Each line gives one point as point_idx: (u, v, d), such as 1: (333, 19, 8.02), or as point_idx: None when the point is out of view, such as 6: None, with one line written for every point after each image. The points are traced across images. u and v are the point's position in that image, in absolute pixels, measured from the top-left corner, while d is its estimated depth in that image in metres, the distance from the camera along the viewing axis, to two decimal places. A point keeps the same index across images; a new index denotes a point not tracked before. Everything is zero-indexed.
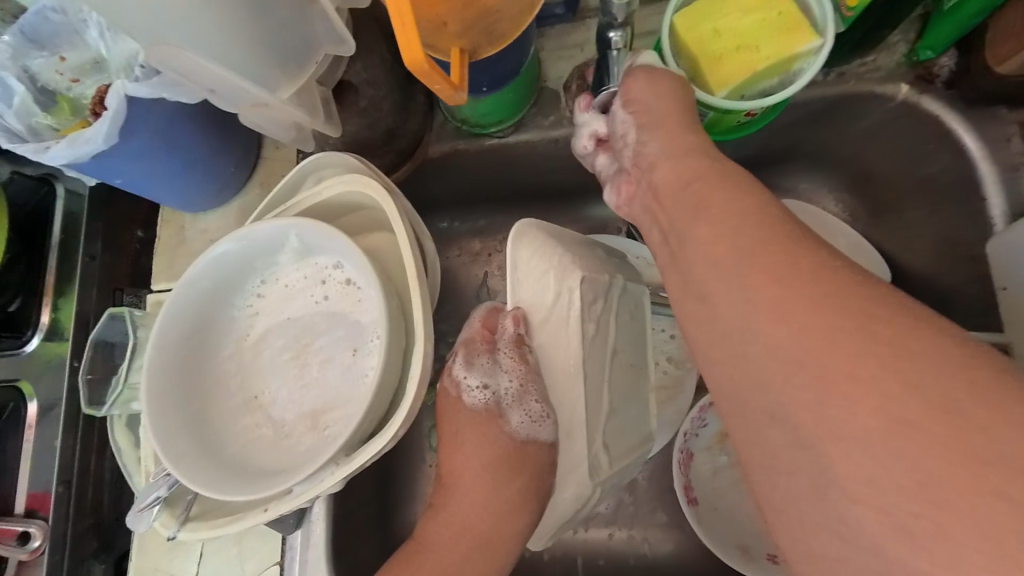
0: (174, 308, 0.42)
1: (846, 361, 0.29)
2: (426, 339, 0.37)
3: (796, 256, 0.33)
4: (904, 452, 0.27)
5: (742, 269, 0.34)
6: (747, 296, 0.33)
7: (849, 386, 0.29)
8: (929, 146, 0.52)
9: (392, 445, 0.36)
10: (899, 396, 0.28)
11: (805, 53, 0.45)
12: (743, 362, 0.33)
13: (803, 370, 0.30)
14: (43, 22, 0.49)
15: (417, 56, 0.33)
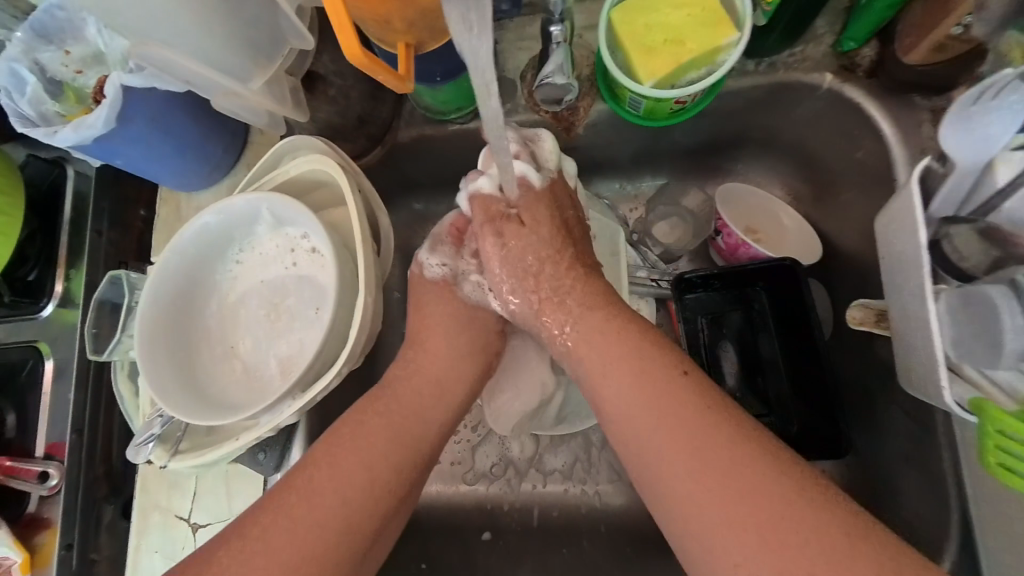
0: (164, 270, 0.48)
1: (687, 432, 0.43)
2: (366, 293, 0.44)
3: (645, 353, 0.47)
4: (738, 477, 0.40)
5: (618, 366, 0.47)
6: (619, 384, 0.47)
7: (692, 448, 0.42)
8: (856, 132, 0.56)
9: (336, 383, 0.43)
10: (722, 455, 0.41)
11: (726, 46, 0.50)
12: (628, 425, 0.46)
13: (661, 437, 0.43)
14: (51, 19, 0.56)
15: (354, 49, 0.38)
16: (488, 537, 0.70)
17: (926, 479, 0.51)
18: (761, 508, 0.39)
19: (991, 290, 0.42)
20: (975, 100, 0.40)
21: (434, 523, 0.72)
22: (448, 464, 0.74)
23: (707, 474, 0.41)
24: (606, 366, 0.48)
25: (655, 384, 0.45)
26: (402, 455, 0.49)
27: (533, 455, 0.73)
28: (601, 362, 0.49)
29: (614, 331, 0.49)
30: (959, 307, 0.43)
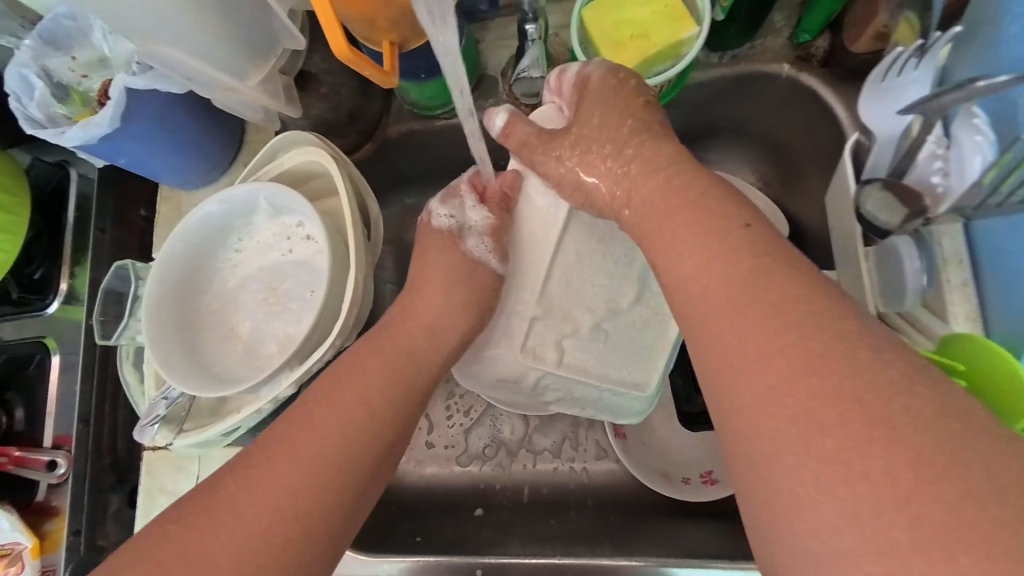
0: (169, 255, 0.52)
1: (754, 288, 0.36)
2: (355, 270, 0.48)
3: (702, 208, 0.41)
4: (813, 349, 0.32)
5: (672, 223, 0.42)
6: (674, 242, 0.41)
7: (753, 307, 0.35)
8: (814, 118, 0.60)
9: (330, 354, 0.48)
10: (790, 322, 0.34)
11: (688, 39, 0.54)
12: (679, 291, 0.40)
13: (716, 291, 0.37)
14: (58, 27, 0.59)
15: (341, 47, 0.42)
16: (480, 512, 0.72)
17: None
18: (822, 364, 0.31)
19: (898, 242, 0.46)
20: (884, 76, 0.45)
21: (429, 502, 0.74)
22: (441, 447, 0.77)
23: (767, 325, 0.34)
24: (658, 224, 0.43)
25: (716, 239, 0.39)
26: (394, 396, 0.50)
27: (524, 436, 0.75)
28: (651, 222, 0.43)
29: (663, 190, 0.43)
30: (879, 259, 0.48)
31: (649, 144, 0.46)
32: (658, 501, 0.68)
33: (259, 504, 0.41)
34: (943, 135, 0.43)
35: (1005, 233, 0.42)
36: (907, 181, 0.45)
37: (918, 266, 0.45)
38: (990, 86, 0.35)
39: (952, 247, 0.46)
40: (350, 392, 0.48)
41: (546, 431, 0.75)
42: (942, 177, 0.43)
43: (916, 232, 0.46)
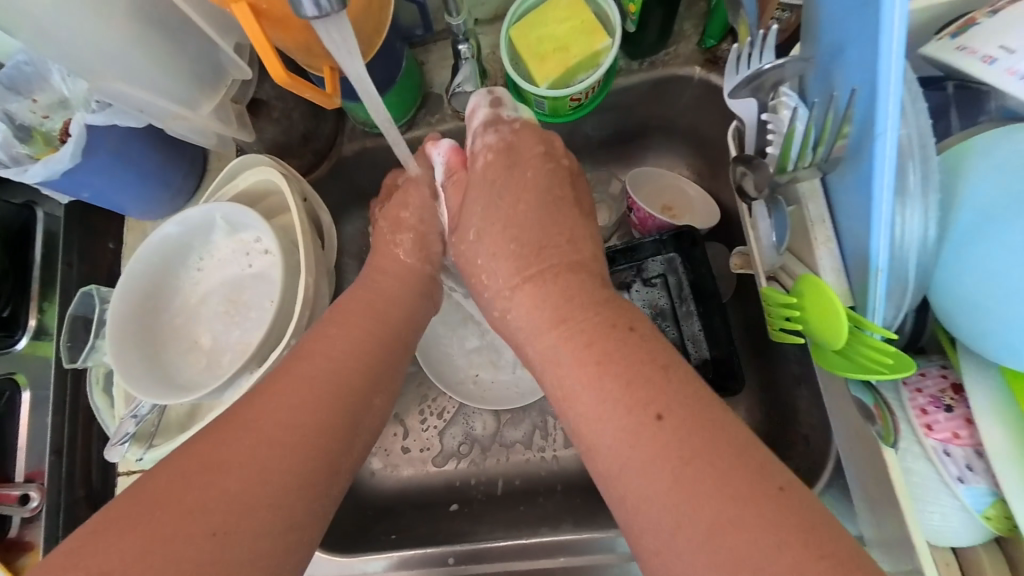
0: (132, 277, 0.55)
1: (625, 395, 0.41)
2: (305, 273, 0.52)
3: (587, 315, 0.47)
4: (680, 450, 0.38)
5: (564, 325, 0.47)
6: (564, 345, 0.46)
7: (624, 412, 0.41)
8: (728, 111, 0.67)
9: (286, 352, 0.51)
10: (658, 433, 0.39)
11: (604, 49, 0.60)
12: (570, 395, 0.44)
13: (598, 396, 0.42)
14: (18, 73, 0.63)
15: (282, 75, 0.46)
16: (456, 507, 0.75)
17: (814, 390, 0.62)
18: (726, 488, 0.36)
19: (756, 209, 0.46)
20: (737, 70, 0.47)
21: (407, 503, 0.77)
22: (416, 450, 0.79)
23: (682, 485, 0.37)
24: (574, 360, 0.44)
25: (604, 349, 0.44)
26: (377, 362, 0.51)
27: (495, 431, 0.78)
28: (562, 352, 0.45)
29: (574, 316, 0.47)
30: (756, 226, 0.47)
31: (553, 265, 0.51)
32: None
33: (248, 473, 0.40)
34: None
35: (849, 189, 0.39)
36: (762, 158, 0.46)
37: (769, 223, 0.46)
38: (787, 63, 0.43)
39: (815, 207, 0.43)
40: (308, 368, 0.48)
41: (517, 423, 0.78)
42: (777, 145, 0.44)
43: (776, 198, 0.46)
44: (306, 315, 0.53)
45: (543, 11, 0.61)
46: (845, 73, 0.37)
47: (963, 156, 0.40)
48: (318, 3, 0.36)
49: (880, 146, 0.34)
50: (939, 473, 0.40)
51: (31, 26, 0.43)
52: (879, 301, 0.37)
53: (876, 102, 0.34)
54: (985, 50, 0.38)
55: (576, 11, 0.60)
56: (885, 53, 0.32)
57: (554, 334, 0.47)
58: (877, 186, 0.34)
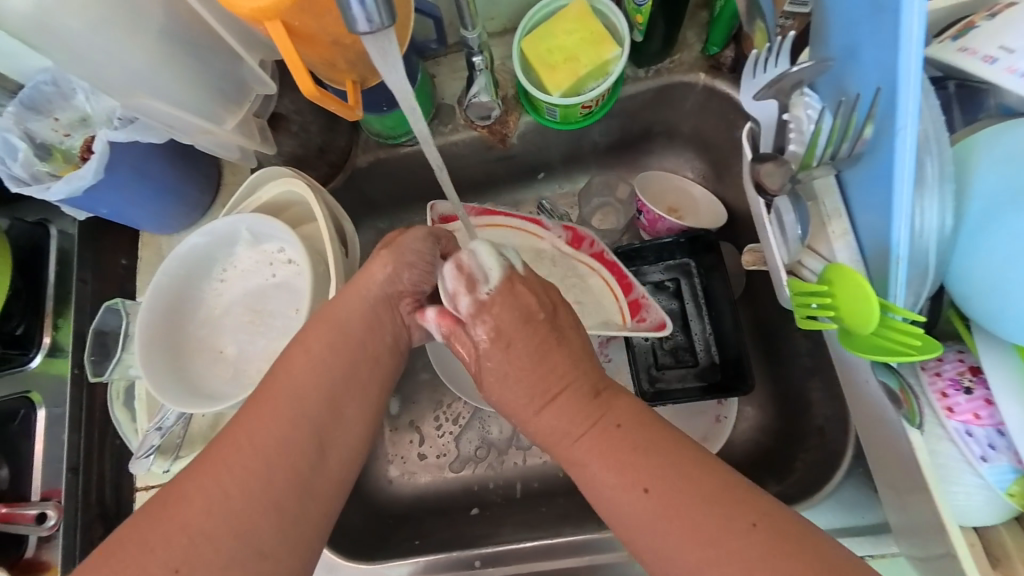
0: (157, 290, 0.55)
1: (630, 477, 0.42)
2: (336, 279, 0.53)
3: (573, 401, 0.46)
4: (694, 519, 0.39)
5: (553, 411, 0.46)
6: (563, 436, 0.46)
7: (635, 495, 0.41)
8: (732, 115, 0.69)
9: None
10: (669, 509, 0.40)
11: (612, 59, 0.62)
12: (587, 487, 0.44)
13: (609, 483, 0.42)
14: (38, 93, 0.64)
15: (310, 88, 0.47)
16: (476, 511, 0.76)
17: (825, 382, 0.63)
18: (714, 548, 0.38)
19: (779, 203, 0.46)
20: (753, 74, 0.48)
21: (426, 509, 0.77)
22: (433, 457, 0.79)
23: (711, 555, 0.38)
24: (573, 450, 0.45)
25: (599, 434, 0.44)
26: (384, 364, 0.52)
27: (511, 435, 0.79)
28: (570, 449, 0.45)
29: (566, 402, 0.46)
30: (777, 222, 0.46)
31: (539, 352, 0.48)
32: None
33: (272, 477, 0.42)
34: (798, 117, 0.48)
35: (861, 179, 0.43)
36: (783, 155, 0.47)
37: (794, 219, 0.46)
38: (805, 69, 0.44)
39: (830, 200, 0.46)
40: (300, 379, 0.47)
41: None
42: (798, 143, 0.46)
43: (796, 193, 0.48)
44: None
45: (553, 22, 0.63)
46: (859, 74, 0.41)
47: (967, 152, 0.42)
48: (371, 16, 0.34)
49: (900, 142, 0.37)
50: (961, 452, 0.42)
51: (70, 49, 0.45)
52: (900, 286, 0.40)
53: (896, 97, 0.37)
54: (986, 51, 0.41)
55: (584, 22, 0.62)
56: (907, 52, 0.36)
57: (559, 433, 0.46)
58: (898, 176, 0.38)
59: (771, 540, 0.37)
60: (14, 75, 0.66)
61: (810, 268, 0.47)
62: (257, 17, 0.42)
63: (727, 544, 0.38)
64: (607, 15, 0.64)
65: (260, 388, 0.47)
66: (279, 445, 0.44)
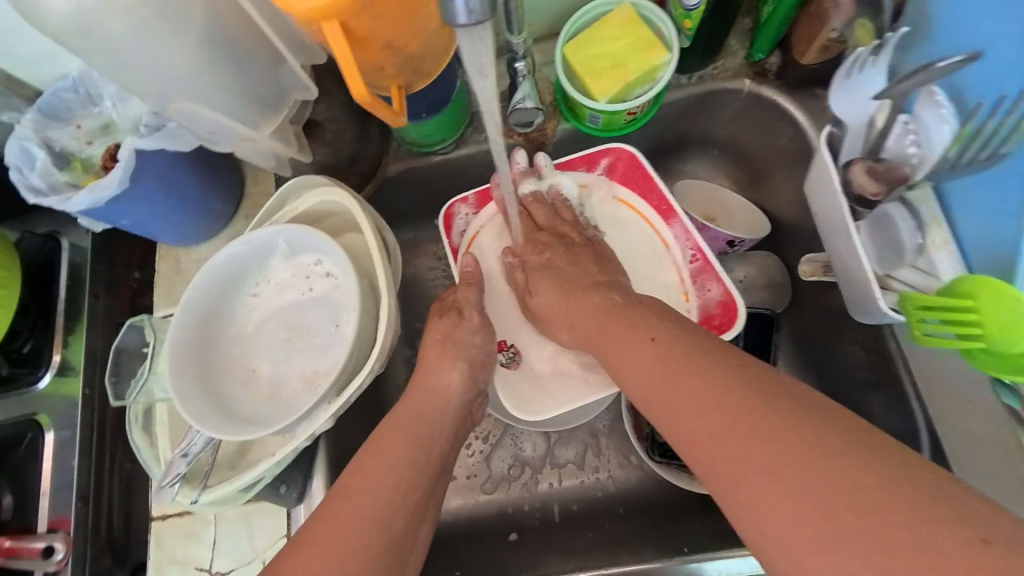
0: (187, 306, 0.52)
1: (663, 369, 0.44)
2: (387, 293, 0.49)
3: (616, 308, 0.52)
4: (716, 395, 0.40)
5: (597, 318, 0.53)
6: (602, 333, 0.52)
7: (666, 381, 0.43)
8: (776, 123, 0.67)
9: (368, 380, 0.48)
10: (696, 384, 0.41)
11: (662, 64, 0.60)
12: (622, 377, 0.48)
13: (642, 372, 0.46)
14: (58, 100, 0.61)
15: (361, 92, 0.45)
16: (515, 537, 0.71)
17: (892, 398, 0.59)
18: (707, 377, 0.41)
19: (888, 208, 0.47)
20: (847, 74, 0.46)
21: (459, 535, 0.73)
22: (463, 478, 0.75)
23: (733, 425, 0.38)
24: (599, 337, 0.52)
25: (637, 334, 0.48)
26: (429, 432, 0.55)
27: (545, 452, 0.76)
28: (613, 347, 0.50)
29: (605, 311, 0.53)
30: (872, 226, 0.48)
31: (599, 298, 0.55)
32: (689, 497, 0.70)
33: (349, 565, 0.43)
34: (908, 116, 0.46)
35: (969, 188, 0.45)
36: (885, 158, 0.47)
37: (910, 224, 0.46)
38: (949, 67, 0.39)
39: (927, 208, 0.48)
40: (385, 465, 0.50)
41: (567, 443, 0.75)
42: (917, 147, 0.45)
43: (902, 198, 0.48)
44: (387, 339, 0.49)
45: (600, 28, 0.61)
46: (984, 80, 0.42)
47: None
48: (471, 7, 0.32)
49: None
50: None
51: (120, 53, 0.43)
52: None
53: None
54: None
55: (631, 28, 0.61)
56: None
57: (589, 335, 0.54)
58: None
59: (810, 416, 0.36)
60: (33, 82, 0.63)
61: (900, 280, 0.47)
62: (313, 17, 0.39)
63: (717, 372, 0.41)
64: (653, 20, 0.62)
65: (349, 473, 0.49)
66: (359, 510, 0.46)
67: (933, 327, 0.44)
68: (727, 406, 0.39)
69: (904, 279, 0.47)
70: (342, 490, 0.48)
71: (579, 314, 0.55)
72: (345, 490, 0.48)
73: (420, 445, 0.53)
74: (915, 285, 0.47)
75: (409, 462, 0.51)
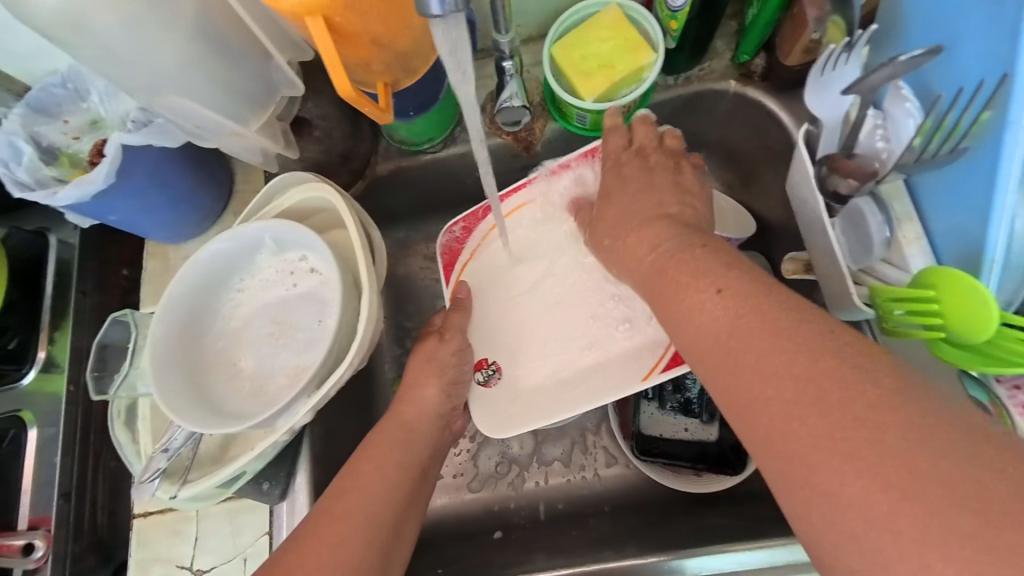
0: (171, 301, 0.52)
1: (738, 326, 0.38)
2: (369, 289, 0.49)
3: (674, 251, 0.46)
4: (794, 364, 0.35)
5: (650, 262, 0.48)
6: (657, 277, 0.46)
7: (735, 336, 0.38)
8: (762, 124, 0.68)
9: (348, 375, 0.48)
10: (772, 344, 0.37)
11: (648, 65, 0.61)
12: (676, 324, 0.43)
13: (703, 325, 0.41)
14: (47, 95, 0.61)
15: (345, 86, 0.45)
16: (500, 534, 0.71)
17: None
18: (789, 339, 0.36)
19: (859, 203, 0.48)
20: (822, 71, 0.45)
21: (445, 534, 0.73)
22: (450, 477, 0.75)
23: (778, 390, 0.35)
24: (652, 280, 0.47)
25: (705, 281, 0.42)
26: (410, 439, 0.57)
27: (533, 450, 0.76)
28: (671, 292, 0.44)
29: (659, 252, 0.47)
30: (846, 224, 0.49)
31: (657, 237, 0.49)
32: (674, 496, 0.70)
33: (339, 546, 0.46)
34: (878, 111, 0.47)
35: (939, 182, 0.46)
36: (857, 153, 0.48)
37: (880, 220, 0.47)
38: (912, 60, 0.39)
39: (899, 204, 0.49)
40: (377, 464, 0.53)
41: (556, 441, 0.75)
42: (885, 141, 0.46)
43: (873, 193, 0.48)
44: (369, 334, 0.49)
45: (587, 29, 0.62)
46: (953, 77, 0.42)
47: None
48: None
49: (1011, 135, 0.38)
50: None
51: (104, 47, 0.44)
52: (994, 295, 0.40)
53: (1011, 92, 0.37)
54: None
55: (619, 29, 0.61)
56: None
57: (641, 277, 0.49)
58: (1004, 175, 0.38)
59: None
60: (22, 76, 0.63)
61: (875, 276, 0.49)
62: (296, 12, 0.40)
63: (797, 332, 0.36)
64: (640, 21, 0.63)
65: (348, 466, 0.52)
66: (354, 500, 0.49)
67: (902, 320, 0.44)
68: (796, 373, 0.35)
69: (880, 274, 0.49)
70: (336, 491, 0.50)
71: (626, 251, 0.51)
72: (343, 485, 0.50)
73: (406, 449, 0.55)
74: (888, 280, 0.48)
75: (398, 466, 0.53)
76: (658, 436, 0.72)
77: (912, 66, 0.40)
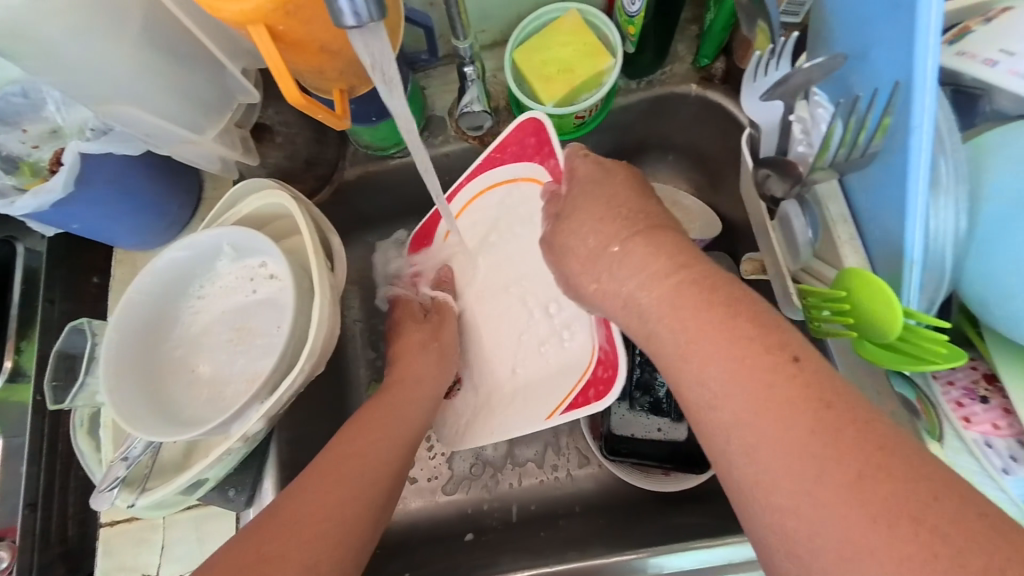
0: (128, 308, 0.51)
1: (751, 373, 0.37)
2: (321, 294, 0.50)
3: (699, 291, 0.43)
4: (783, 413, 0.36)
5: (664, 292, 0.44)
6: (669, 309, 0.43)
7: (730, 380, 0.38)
8: (725, 126, 0.69)
9: (298, 381, 0.48)
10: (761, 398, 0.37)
11: (607, 69, 0.62)
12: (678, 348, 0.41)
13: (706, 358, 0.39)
14: (6, 104, 0.61)
15: (294, 95, 0.45)
16: (472, 537, 0.72)
17: None
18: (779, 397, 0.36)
19: (787, 208, 0.49)
20: (754, 77, 0.48)
21: (418, 537, 0.73)
22: (424, 480, 0.75)
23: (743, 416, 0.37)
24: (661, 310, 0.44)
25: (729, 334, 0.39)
26: (395, 438, 0.56)
27: (506, 451, 0.76)
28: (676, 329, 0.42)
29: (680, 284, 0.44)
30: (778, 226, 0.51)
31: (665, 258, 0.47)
32: (644, 496, 0.70)
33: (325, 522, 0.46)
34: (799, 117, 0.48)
35: (869, 181, 0.44)
36: (789, 157, 0.48)
37: (804, 221, 0.48)
38: (821, 62, 0.43)
39: (835, 207, 0.48)
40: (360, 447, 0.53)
41: (529, 442, 0.76)
42: (806, 144, 0.46)
43: (800, 196, 0.49)
44: (322, 340, 0.50)
45: (548, 34, 0.62)
46: (863, 79, 0.43)
47: (982, 152, 0.42)
48: (359, 11, 0.33)
49: (915, 139, 0.38)
50: (984, 467, 0.43)
51: (49, 55, 0.42)
52: (913, 291, 0.41)
53: (911, 95, 0.38)
54: (985, 54, 0.42)
55: (578, 34, 0.62)
56: (923, 53, 0.37)
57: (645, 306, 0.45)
58: (913, 178, 0.39)
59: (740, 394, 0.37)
60: None
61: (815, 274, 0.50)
62: (240, 21, 0.40)
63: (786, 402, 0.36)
64: (599, 26, 0.64)
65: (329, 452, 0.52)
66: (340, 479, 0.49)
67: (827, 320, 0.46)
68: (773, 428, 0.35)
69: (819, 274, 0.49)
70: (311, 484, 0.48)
71: (616, 264, 0.48)
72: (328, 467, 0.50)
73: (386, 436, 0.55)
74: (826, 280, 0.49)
75: (379, 453, 0.54)
76: (630, 436, 0.72)
77: (824, 69, 0.44)
